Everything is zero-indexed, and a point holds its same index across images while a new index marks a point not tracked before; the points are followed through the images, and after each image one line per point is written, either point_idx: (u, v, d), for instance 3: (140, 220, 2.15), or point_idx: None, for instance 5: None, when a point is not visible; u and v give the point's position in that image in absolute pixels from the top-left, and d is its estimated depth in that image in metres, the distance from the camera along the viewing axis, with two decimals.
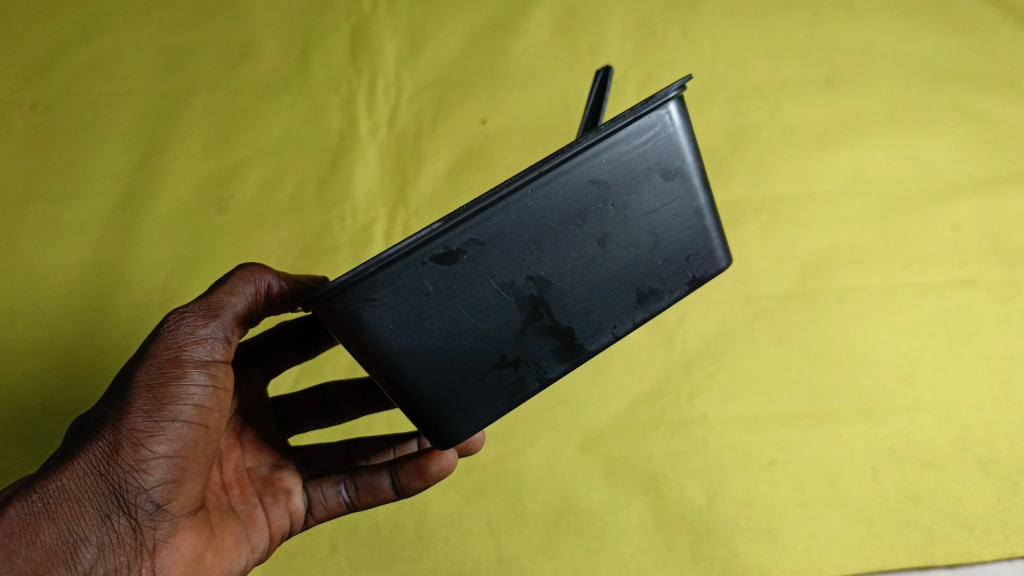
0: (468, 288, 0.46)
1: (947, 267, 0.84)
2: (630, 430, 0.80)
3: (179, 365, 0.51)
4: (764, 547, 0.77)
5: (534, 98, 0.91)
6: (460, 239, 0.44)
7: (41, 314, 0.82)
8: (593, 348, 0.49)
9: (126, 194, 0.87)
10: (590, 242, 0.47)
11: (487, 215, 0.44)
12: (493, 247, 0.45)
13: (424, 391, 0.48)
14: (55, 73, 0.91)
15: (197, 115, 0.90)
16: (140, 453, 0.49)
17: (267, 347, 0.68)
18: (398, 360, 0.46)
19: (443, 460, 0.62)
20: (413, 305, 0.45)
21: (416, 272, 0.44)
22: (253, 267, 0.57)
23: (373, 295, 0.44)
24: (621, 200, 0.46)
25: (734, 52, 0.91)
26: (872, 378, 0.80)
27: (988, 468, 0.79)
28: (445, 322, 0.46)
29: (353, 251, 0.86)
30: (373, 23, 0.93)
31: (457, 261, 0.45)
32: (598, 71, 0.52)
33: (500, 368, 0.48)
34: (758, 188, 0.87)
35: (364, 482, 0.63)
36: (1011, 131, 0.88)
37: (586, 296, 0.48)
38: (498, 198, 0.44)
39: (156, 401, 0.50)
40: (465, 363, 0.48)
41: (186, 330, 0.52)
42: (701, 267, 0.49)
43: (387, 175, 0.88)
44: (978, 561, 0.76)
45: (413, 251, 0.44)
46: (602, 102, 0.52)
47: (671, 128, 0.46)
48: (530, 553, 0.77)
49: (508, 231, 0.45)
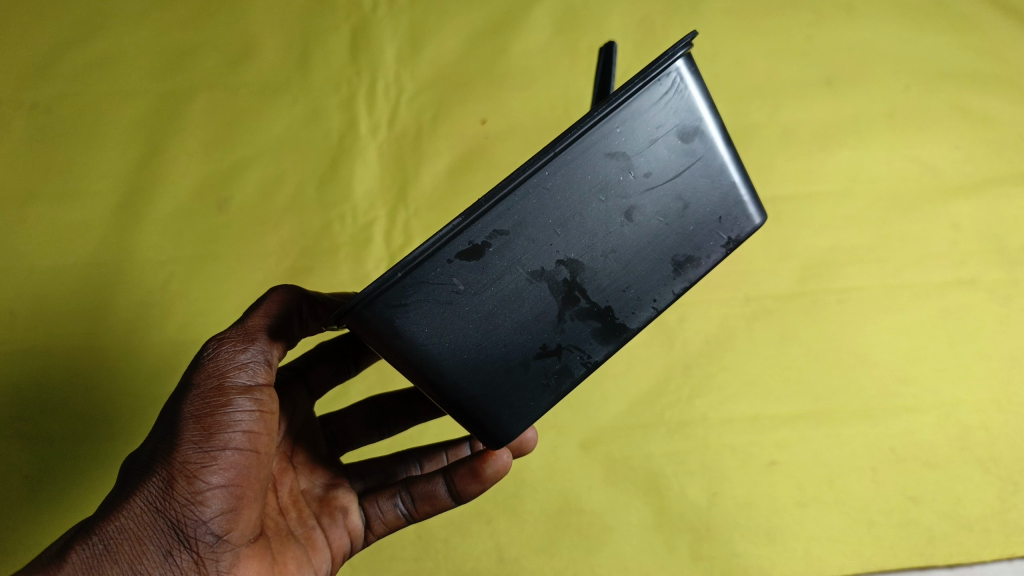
0: (498, 279, 0.46)
1: (947, 267, 0.84)
2: (630, 430, 0.80)
3: (223, 394, 0.51)
4: (764, 546, 0.77)
5: (535, 98, 0.91)
6: (484, 231, 0.44)
7: (42, 315, 0.81)
8: (635, 326, 0.49)
9: (127, 194, 0.87)
10: (617, 216, 0.47)
11: (508, 204, 0.44)
12: (518, 236, 0.45)
13: (468, 391, 0.47)
14: (56, 73, 0.91)
15: (197, 115, 0.90)
16: (195, 485, 0.50)
17: (307, 365, 0.68)
18: (439, 363, 0.46)
19: (498, 461, 0.62)
20: (446, 307, 0.45)
21: (445, 272, 0.44)
22: (285, 289, 0.57)
23: (405, 301, 0.44)
24: (643, 169, 0.46)
25: (734, 52, 0.91)
26: (871, 378, 0.80)
27: (988, 468, 0.79)
28: (480, 317, 0.46)
29: (353, 252, 0.86)
30: (373, 23, 0.93)
31: (484, 254, 0.45)
32: (602, 49, 0.54)
33: (543, 358, 0.48)
34: (758, 188, 0.87)
35: (420, 492, 0.63)
36: (1011, 131, 0.88)
37: (621, 271, 0.48)
38: (517, 184, 0.44)
39: (205, 432, 0.50)
40: (506, 356, 0.47)
41: (226, 356, 0.52)
42: (735, 227, 0.49)
43: (387, 175, 0.88)
44: (978, 562, 0.77)
45: (439, 250, 0.44)
46: (610, 75, 0.53)
47: (683, 87, 0.46)
48: (530, 553, 0.77)
49: (531, 217, 0.45)
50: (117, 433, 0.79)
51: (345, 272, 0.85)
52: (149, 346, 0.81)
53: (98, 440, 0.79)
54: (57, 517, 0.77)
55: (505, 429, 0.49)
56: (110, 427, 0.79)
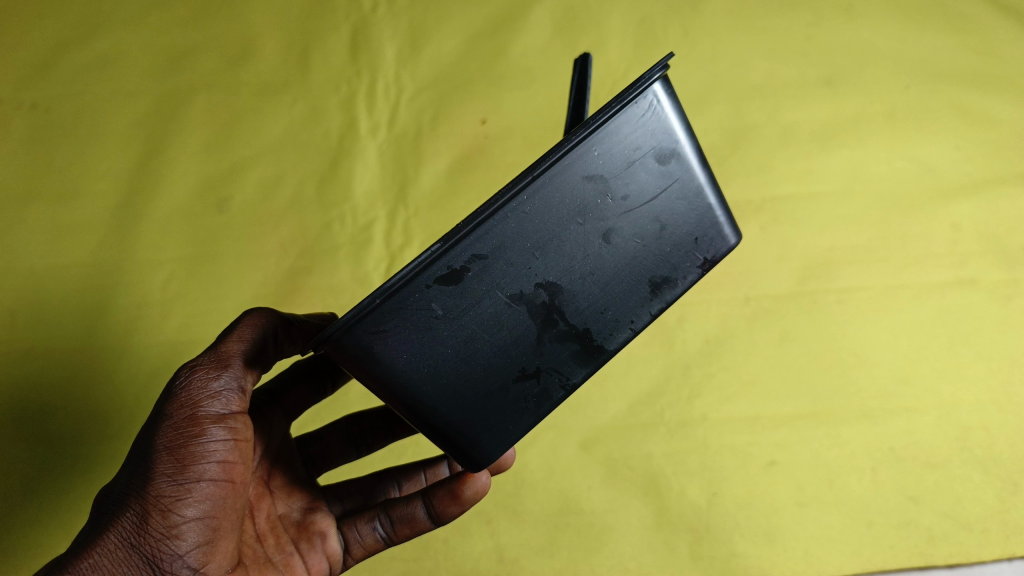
0: (477, 304, 0.46)
1: (948, 267, 0.84)
2: (630, 430, 0.80)
3: (197, 424, 0.51)
4: (765, 546, 0.77)
5: (534, 98, 0.91)
6: (463, 256, 0.44)
7: (42, 315, 0.81)
8: (613, 347, 0.49)
9: (126, 194, 0.87)
10: (595, 239, 0.47)
11: (486, 228, 0.44)
12: (496, 260, 0.45)
13: (448, 415, 0.47)
14: (55, 73, 0.91)
15: (196, 115, 0.90)
16: (170, 518, 0.50)
17: (282, 388, 0.68)
18: (417, 389, 0.46)
19: (476, 483, 0.61)
20: (425, 332, 0.45)
21: (423, 298, 0.45)
22: (258, 312, 0.57)
23: (382, 328, 0.45)
24: (620, 191, 0.46)
25: (734, 52, 0.91)
26: (871, 378, 0.80)
27: (988, 468, 0.79)
28: (459, 341, 0.46)
29: (353, 252, 0.86)
30: (373, 23, 0.93)
31: (463, 279, 0.45)
32: (576, 60, 0.55)
33: (522, 381, 0.48)
34: (758, 188, 0.87)
35: (399, 515, 0.63)
36: (1011, 131, 0.88)
37: (599, 294, 0.48)
38: (495, 209, 0.44)
39: (179, 464, 0.51)
40: (485, 380, 0.47)
41: (199, 384, 0.52)
42: (711, 247, 0.49)
43: (387, 175, 0.88)
44: (977, 562, 0.76)
45: (417, 276, 0.44)
46: (584, 91, 0.54)
47: (659, 109, 0.46)
48: (530, 554, 0.77)
49: (509, 241, 0.45)
50: (117, 433, 0.79)
51: (345, 273, 0.85)
52: (150, 345, 0.81)
53: (98, 440, 0.79)
54: (59, 518, 0.77)
55: (483, 453, 0.49)
56: (109, 427, 0.79)
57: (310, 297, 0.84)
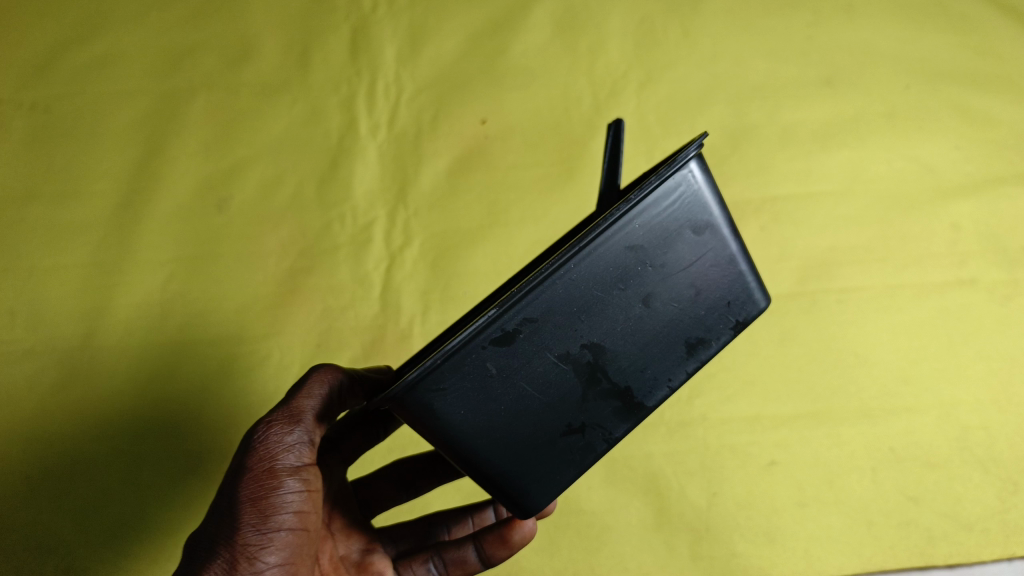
0: (527, 364, 0.47)
1: (948, 267, 0.84)
2: (630, 430, 0.79)
3: (275, 476, 0.55)
4: (765, 547, 0.77)
5: (534, 97, 0.91)
6: (514, 319, 0.46)
7: (43, 315, 0.82)
8: (652, 404, 0.50)
9: (126, 194, 0.87)
10: (636, 303, 0.48)
11: (537, 293, 0.46)
12: (546, 323, 0.47)
13: (499, 467, 0.49)
14: (55, 73, 0.91)
15: (196, 116, 0.90)
16: (256, 565, 0.53)
17: (340, 435, 0.69)
18: (471, 443, 0.48)
19: (524, 528, 0.67)
20: (479, 390, 0.47)
21: (478, 358, 0.47)
22: (324, 367, 0.61)
23: (441, 386, 0.46)
24: (658, 260, 0.48)
25: (734, 52, 0.91)
26: (871, 378, 0.80)
27: (988, 467, 0.79)
28: (510, 399, 0.48)
29: (353, 252, 0.85)
30: (373, 23, 0.93)
31: (515, 341, 0.47)
32: (609, 125, 0.55)
33: (568, 436, 0.49)
34: (757, 188, 0.87)
35: (452, 557, 0.68)
36: (1011, 131, 0.88)
37: (639, 354, 0.49)
38: (544, 276, 0.46)
39: (262, 514, 0.54)
40: (534, 434, 0.49)
41: (276, 439, 0.56)
42: (743, 310, 0.50)
43: (387, 175, 0.88)
44: (977, 561, 0.76)
45: (474, 338, 0.46)
46: (618, 150, 0.55)
47: (694, 185, 0.47)
48: (531, 553, 0.77)
49: (555, 306, 0.47)
50: (119, 433, 0.79)
51: (345, 272, 0.85)
52: (148, 345, 0.81)
53: (98, 441, 0.79)
54: (59, 519, 0.77)
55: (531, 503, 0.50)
56: (110, 427, 0.79)
57: (310, 297, 0.84)
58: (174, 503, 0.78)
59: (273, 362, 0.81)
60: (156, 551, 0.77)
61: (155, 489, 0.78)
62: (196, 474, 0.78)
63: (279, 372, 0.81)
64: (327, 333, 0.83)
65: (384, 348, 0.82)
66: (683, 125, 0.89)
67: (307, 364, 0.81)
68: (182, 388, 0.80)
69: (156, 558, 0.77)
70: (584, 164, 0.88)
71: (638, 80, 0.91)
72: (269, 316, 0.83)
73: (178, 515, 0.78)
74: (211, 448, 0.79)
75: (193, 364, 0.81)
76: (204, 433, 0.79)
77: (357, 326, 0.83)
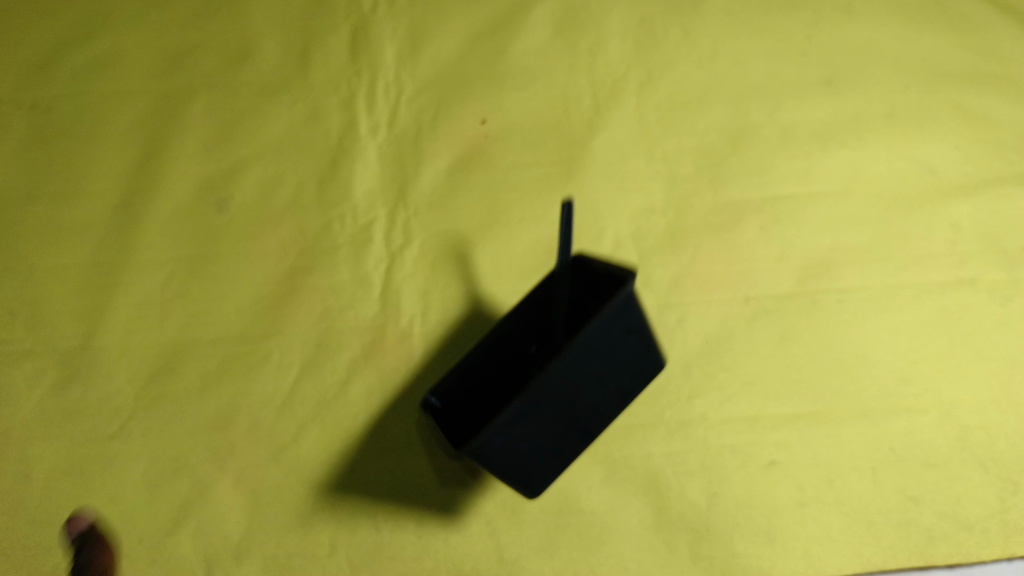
0: (550, 413, 0.65)
1: (948, 267, 0.84)
2: (630, 429, 0.79)
3: None
4: (765, 546, 0.77)
5: (534, 97, 0.91)
6: (532, 397, 0.63)
7: (44, 315, 0.82)
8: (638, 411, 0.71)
9: (126, 194, 0.87)
10: (618, 353, 0.66)
11: (544, 380, 0.63)
12: (552, 395, 0.64)
13: (539, 475, 0.69)
14: (55, 73, 0.91)
15: (197, 116, 0.90)
16: None
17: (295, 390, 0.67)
18: (525, 468, 0.68)
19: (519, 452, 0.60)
20: (523, 437, 0.65)
21: (515, 417, 0.63)
22: None
23: (494, 441, 0.64)
24: (629, 326, 0.65)
25: (734, 53, 0.91)
26: (872, 378, 0.80)
27: (987, 467, 0.79)
28: (543, 435, 0.67)
29: (352, 251, 0.85)
30: (374, 23, 0.93)
31: (535, 407, 0.64)
32: (560, 208, 0.68)
33: (584, 445, 0.70)
34: (757, 188, 0.87)
35: None
36: (1011, 132, 0.89)
37: (625, 383, 0.68)
38: (550, 369, 0.62)
39: None
40: (561, 449, 0.69)
41: None
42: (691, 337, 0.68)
43: (387, 174, 0.88)
44: (977, 562, 0.76)
45: (507, 412, 0.62)
46: (568, 228, 0.67)
47: None
48: (531, 554, 0.76)
49: (562, 384, 0.64)
50: (118, 433, 0.79)
51: (345, 272, 0.84)
52: (148, 345, 0.81)
53: (98, 441, 0.79)
54: (59, 519, 0.77)
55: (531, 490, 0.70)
56: (109, 427, 0.79)
57: (310, 297, 0.83)
58: (172, 503, 0.77)
59: (273, 362, 0.81)
60: (153, 552, 0.76)
61: (154, 489, 0.78)
62: (195, 474, 0.78)
63: (278, 372, 0.80)
64: (326, 333, 0.82)
65: (383, 347, 0.81)
66: (682, 125, 0.89)
67: (306, 364, 0.81)
68: (182, 388, 0.80)
69: (153, 559, 0.76)
70: (584, 162, 0.88)
71: (638, 80, 0.91)
72: (268, 315, 0.82)
73: (176, 516, 0.77)
74: (210, 448, 0.78)
75: (194, 364, 0.81)
76: (204, 433, 0.79)
77: (357, 327, 0.82)
